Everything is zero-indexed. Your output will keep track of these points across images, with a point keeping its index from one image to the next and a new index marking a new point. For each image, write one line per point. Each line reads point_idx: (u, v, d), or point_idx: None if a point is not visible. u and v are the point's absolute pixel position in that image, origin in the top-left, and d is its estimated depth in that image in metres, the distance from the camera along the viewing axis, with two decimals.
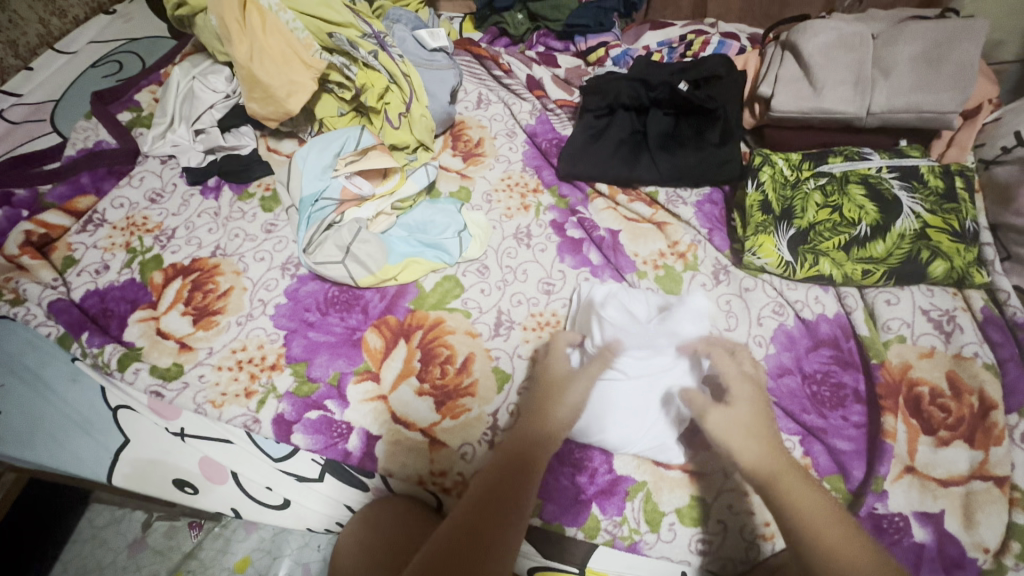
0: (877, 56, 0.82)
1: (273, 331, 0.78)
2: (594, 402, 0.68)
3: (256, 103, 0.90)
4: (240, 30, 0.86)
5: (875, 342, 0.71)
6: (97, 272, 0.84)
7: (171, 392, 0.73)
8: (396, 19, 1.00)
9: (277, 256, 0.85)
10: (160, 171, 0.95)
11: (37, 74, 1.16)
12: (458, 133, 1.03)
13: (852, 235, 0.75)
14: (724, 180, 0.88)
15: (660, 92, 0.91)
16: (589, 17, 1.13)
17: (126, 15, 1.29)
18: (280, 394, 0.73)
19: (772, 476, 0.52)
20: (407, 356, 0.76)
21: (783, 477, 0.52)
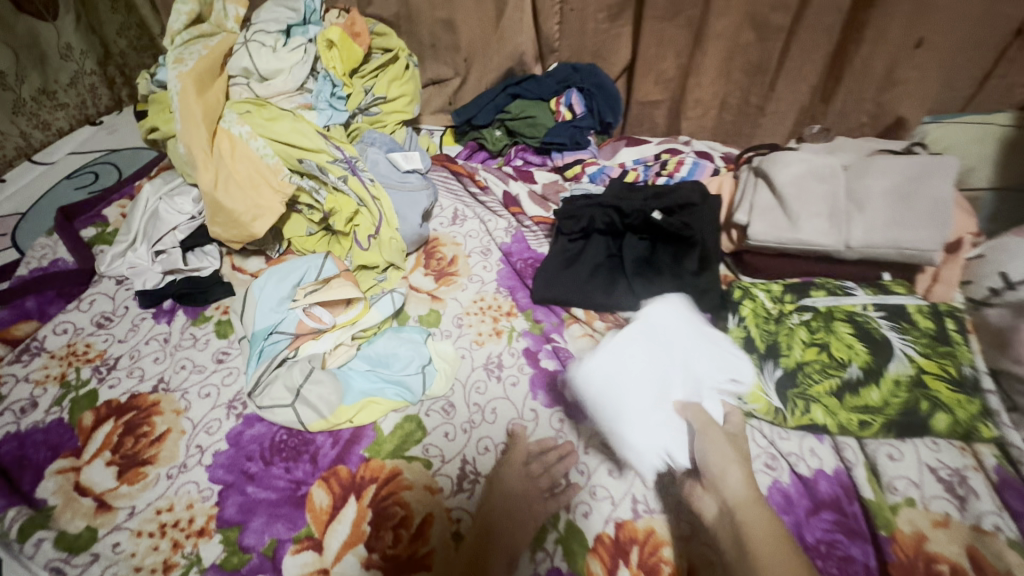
0: (850, 189, 0.80)
1: (207, 486, 0.69)
2: (619, 378, 0.73)
3: (219, 227, 0.87)
4: (207, 157, 0.85)
5: (881, 508, 0.63)
6: (23, 410, 0.76)
7: (76, 568, 0.63)
8: (371, 142, 0.99)
9: (225, 391, 0.79)
10: (113, 293, 0.90)
11: (10, 187, 1.15)
12: (431, 251, 1.00)
13: (842, 379, 0.69)
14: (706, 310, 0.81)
15: (634, 220, 0.89)
16: (565, 136, 1.14)
17: (111, 128, 1.31)
18: (204, 568, 0.63)
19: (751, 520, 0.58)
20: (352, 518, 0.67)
21: (758, 532, 0.57)
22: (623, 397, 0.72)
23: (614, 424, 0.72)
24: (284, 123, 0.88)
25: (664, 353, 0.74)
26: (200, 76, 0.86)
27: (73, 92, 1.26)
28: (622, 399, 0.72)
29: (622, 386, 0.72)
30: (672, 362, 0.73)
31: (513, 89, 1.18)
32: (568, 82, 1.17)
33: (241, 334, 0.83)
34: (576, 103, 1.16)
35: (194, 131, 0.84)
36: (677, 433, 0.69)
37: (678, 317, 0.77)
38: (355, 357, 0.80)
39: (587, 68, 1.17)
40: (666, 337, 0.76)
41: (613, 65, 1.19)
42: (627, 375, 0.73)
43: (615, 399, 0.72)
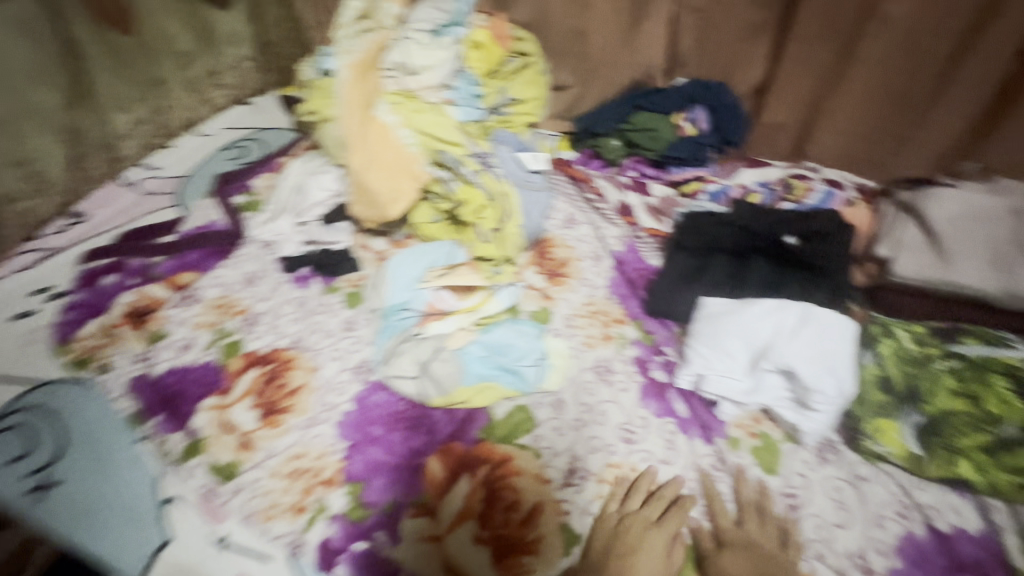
0: (1018, 236, 0.76)
1: (336, 441, 0.75)
2: (718, 329, 0.78)
3: (360, 207, 0.94)
4: (359, 142, 0.91)
5: None
6: (182, 348, 0.85)
7: (224, 494, 0.70)
8: (502, 141, 1.04)
9: (352, 357, 0.85)
10: (258, 256, 0.99)
11: (175, 152, 1.28)
12: (544, 251, 1.02)
13: (996, 436, 0.64)
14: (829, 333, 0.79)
15: (762, 242, 0.88)
16: (686, 151, 1.14)
17: (259, 108, 1.44)
18: (331, 515, 0.68)
19: None
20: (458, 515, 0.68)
21: None
22: (716, 338, 0.77)
23: (700, 358, 0.78)
24: (428, 116, 0.95)
25: (769, 328, 0.75)
26: (363, 67, 0.94)
27: (234, 74, 1.41)
28: (713, 343, 0.77)
29: (716, 335, 0.78)
30: (752, 329, 0.76)
31: (637, 101, 1.19)
32: (696, 97, 1.16)
33: (372, 307, 0.91)
34: (702, 119, 1.16)
35: (353, 117, 0.91)
36: (723, 381, 0.75)
37: (789, 305, 0.76)
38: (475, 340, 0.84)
39: (715, 87, 1.16)
40: (781, 319, 0.75)
41: (743, 84, 1.17)
42: (725, 329, 0.77)
43: (708, 343, 0.78)
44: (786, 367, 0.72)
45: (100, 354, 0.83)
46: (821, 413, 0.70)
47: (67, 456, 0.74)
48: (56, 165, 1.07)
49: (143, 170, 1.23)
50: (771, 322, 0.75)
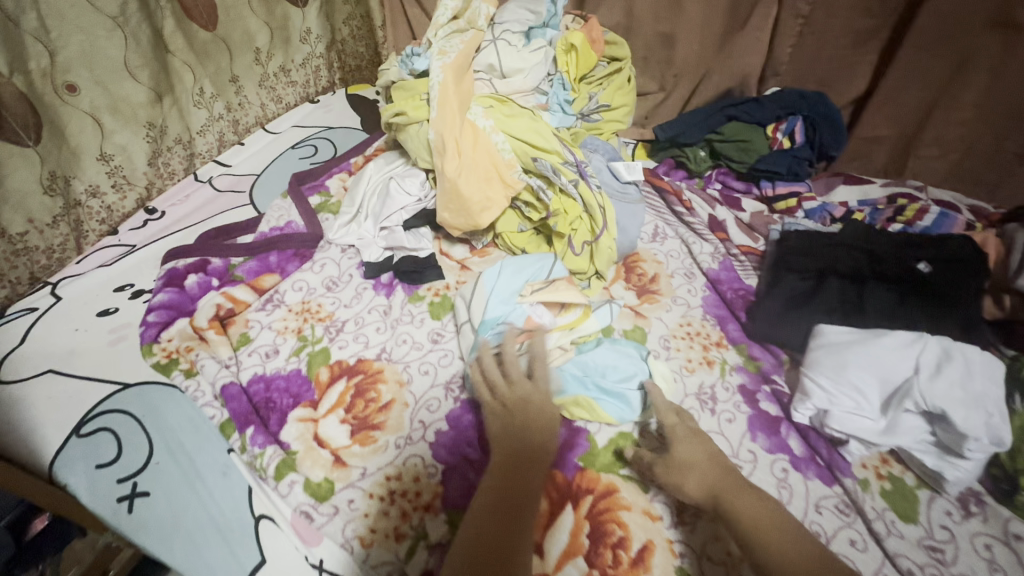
0: None
1: (432, 463, 0.71)
2: (846, 362, 0.71)
3: (448, 213, 0.90)
4: (456, 147, 0.87)
5: None
6: (267, 355, 0.83)
7: (321, 516, 0.66)
8: (594, 148, 0.98)
9: (442, 371, 0.81)
10: (339, 260, 0.97)
11: (246, 150, 1.27)
12: (631, 266, 0.98)
13: None
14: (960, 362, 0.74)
15: (889, 267, 0.81)
16: (782, 165, 1.08)
17: (327, 106, 1.42)
18: (432, 544, 0.64)
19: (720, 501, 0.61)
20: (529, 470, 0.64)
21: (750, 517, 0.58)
22: (845, 371, 0.71)
23: (827, 393, 0.71)
24: (523, 122, 0.91)
25: (905, 362, 0.69)
26: (459, 68, 0.91)
27: (303, 72, 1.39)
28: (842, 377, 0.70)
29: (845, 368, 0.71)
30: (887, 364, 0.70)
31: (729, 110, 1.13)
32: (793, 108, 1.10)
33: (462, 320, 0.85)
34: (798, 130, 1.09)
35: (448, 120, 0.88)
36: (853, 418, 0.68)
37: (926, 339, 0.70)
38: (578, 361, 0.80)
39: (814, 97, 1.09)
40: (919, 353, 0.69)
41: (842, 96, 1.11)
42: (855, 362, 0.71)
43: (837, 376, 0.71)
44: (936, 409, 0.65)
45: (188, 357, 0.82)
46: (974, 463, 0.63)
47: (151, 465, 0.71)
48: (137, 161, 1.06)
49: (216, 167, 1.22)
50: (907, 357, 0.69)
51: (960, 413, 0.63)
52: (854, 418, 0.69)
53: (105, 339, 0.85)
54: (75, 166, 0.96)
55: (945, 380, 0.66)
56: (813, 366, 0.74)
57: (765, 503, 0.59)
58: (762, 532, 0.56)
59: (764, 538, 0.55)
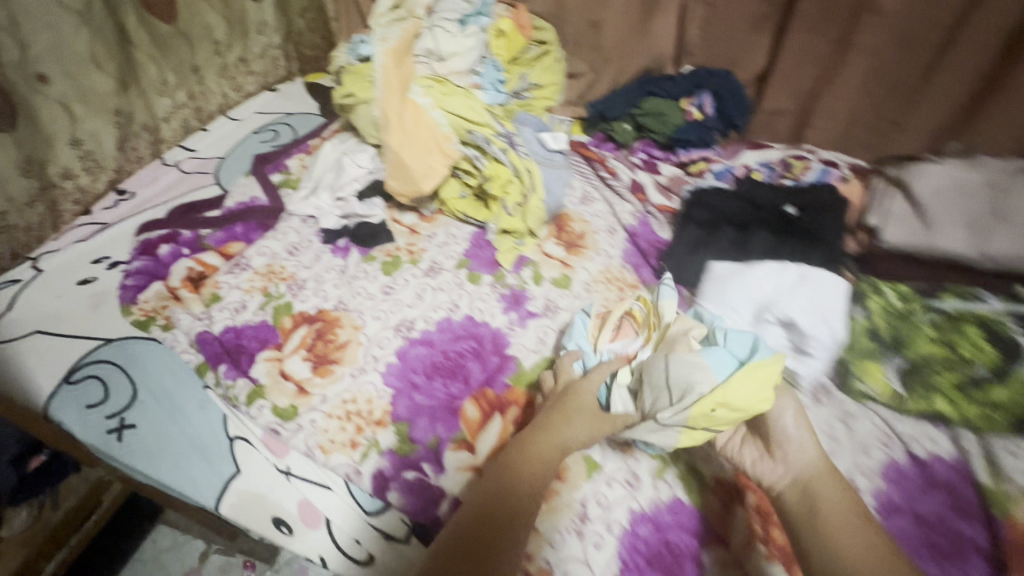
0: (995, 202, 0.83)
1: (382, 387, 0.83)
2: (727, 288, 0.86)
3: (396, 180, 1.02)
4: (398, 122, 0.99)
5: (997, 491, 0.68)
6: (236, 310, 0.94)
7: (287, 431, 0.78)
8: (524, 122, 1.12)
9: (392, 317, 0.93)
10: (300, 229, 1.08)
11: (210, 135, 1.36)
12: (562, 225, 1.10)
13: (970, 374, 0.74)
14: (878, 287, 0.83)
15: (767, 211, 0.96)
16: (693, 134, 1.23)
17: (286, 93, 1.51)
18: (382, 450, 0.77)
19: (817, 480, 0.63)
20: (535, 466, 0.67)
21: (842, 514, 0.60)
22: (724, 296, 0.86)
23: (710, 313, 0.86)
24: (458, 99, 1.03)
25: (769, 284, 0.84)
26: (399, 54, 1.02)
27: (261, 62, 1.48)
28: (722, 300, 0.86)
29: (725, 293, 0.86)
30: (757, 287, 0.84)
31: (648, 87, 1.27)
32: (701, 84, 1.24)
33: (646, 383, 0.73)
34: (706, 104, 1.24)
35: (391, 99, 0.99)
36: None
37: (790, 266, 0.85)
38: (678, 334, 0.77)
39: (720, 75, 1.24)
40: (783, 276, 0.84)
41: (746, 72, 1.25)
42: (732, 287, 0.86)
43: (718, 299, 0.86)
44: (788, 318, 0.80)
45: (164, 314, 0.93)
46: (817, 360, 0.79)
47: (137, 403, 0.82)
48: (106, 146, 1.14)
49: (181, 152, 1.30)
50: (771, 282, 0.84)
51: (806, 320, 0.80)
52: None
53: (86, 303, 0.94)
54: (49, 150, 1.04)
55: (797, 296, 0.81)
56: (701, 295, 0.89)
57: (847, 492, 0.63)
58: (833, 528, 0.59)
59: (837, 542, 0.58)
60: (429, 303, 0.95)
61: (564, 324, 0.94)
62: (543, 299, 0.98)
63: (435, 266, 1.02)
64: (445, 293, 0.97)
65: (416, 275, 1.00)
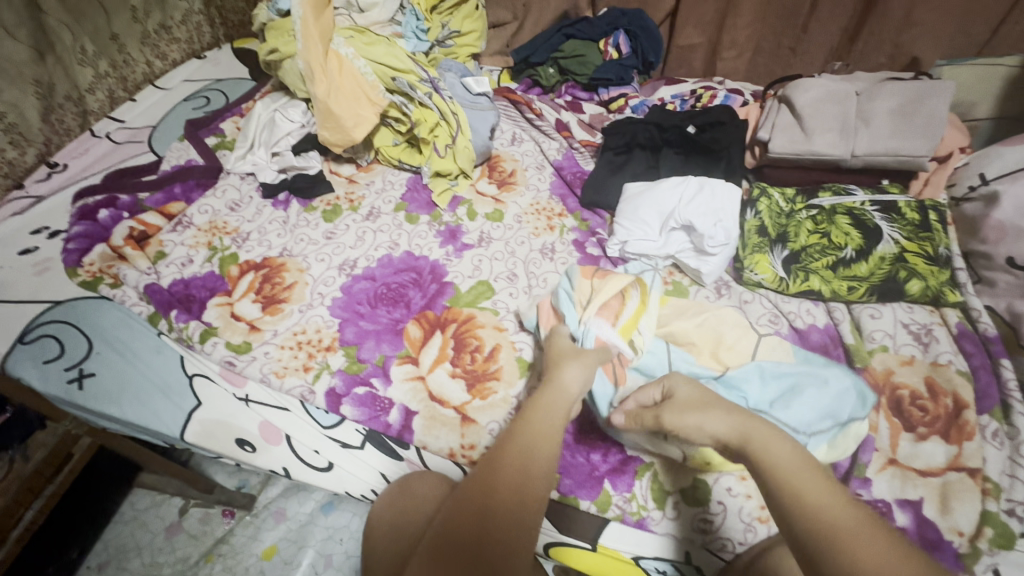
0: (860, 109, 0.95)
1: (329, 318, 0.90)
2: (637, 203, 0.96)
3: (327, 131, 1.06)
4: (322, 72, 1.03)
5: (859, 349, 0.80)
6: (183, 264, 0.98)
7: (241, 362, 0.85)
8: (448, 68, 1.19)
9: (336, 258, 0.99)
10: (239, 186, 1.12)
11: (140, 105, 1.35)
12: (493, 165, 1.16)
13: (840, 257, 0.85)
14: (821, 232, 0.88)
15: (671, 134, 1.06)
16: (612, 73, 1.29)
17: (215, 60, 1.50)
18: (333, 370, 0.84)
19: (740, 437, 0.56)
20: (535, 489, 0.54)
21: (775, 463, 0.52)
22: (634, 211, 0.95)
23: (624, 228, 0.95)
24: (380, 48, 1.07)
25: (672, 196, 0.93)
26: (316, 2, 1.05)
27: (185, 28, 1.45)
28: (633, 215, 0.95)
29: (636, 208, 0.95)
30: (661, 200, 0.94)
31: (567, 30, 1.33)
32: (616, 24, 1.31)
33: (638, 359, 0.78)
34: (623, 43, 1.31)
35: (313, 48, 1.03)
36: (643, 243, 0.93)
37: (690, 178, 0.94)
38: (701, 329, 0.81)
39: (633, 14, 1.31)
40: (686, 189, 0.93)
41: (657, 11, 1.33)
42: (641, 202, 0.95)
43: (630, 214, 0.95)
44: (687, 222, 0.90)
45: (111, 273, 0.96)
46: (718, 257, 0.89)
47: (94, 354, 0.86)
48: (29, 118, 1.14)
49: (111, 123, 1.30)
50: (674, 194, 0.93)
51: (705, 222, 0.89)
52: (640, 241, 0.93)
53: (29, 269, 0.96)
54: None
55: (695, 202, 0.91)
56: (620, 213, 0.97)
57: (798, 446, 0.53)
58: (780, 484, 0.50)
59: (838, 536, 0.45)
60: (370, 243, 1.01)
61: (496, 252, 1.00)
62: (477, 232, 1.03)
63: (375, 211, 1.07)
64: (384, 234, 1.03)
65: (356, 220, 1.06)
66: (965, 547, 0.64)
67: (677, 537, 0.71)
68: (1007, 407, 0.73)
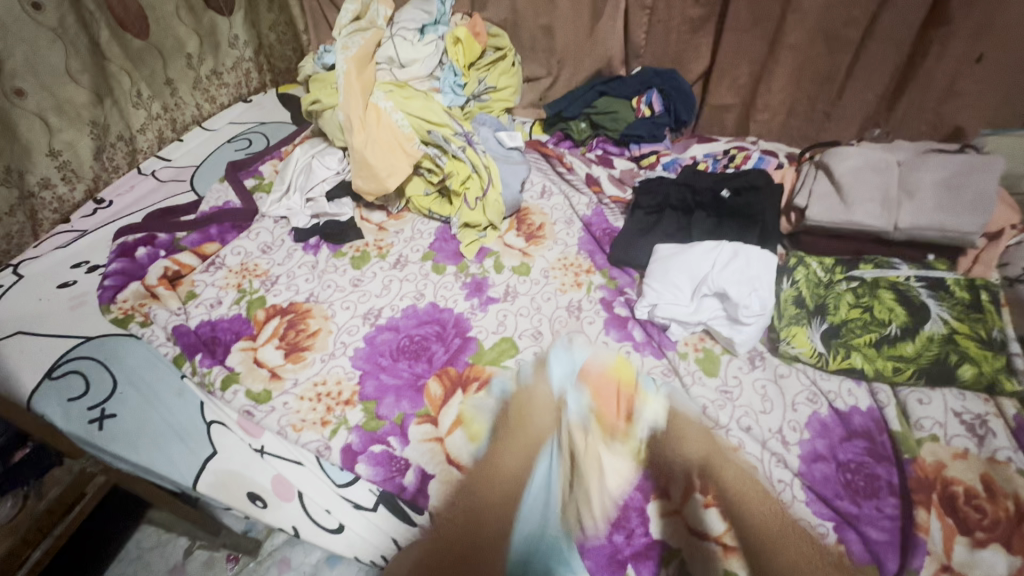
0: (902, 181, 0.92)
1: (350, 369, 0.89)
2: (666, 263, 0.94)
3: (361, 179, 1.08)
4: (361, 124, 1.07)
5: (907, 438, 0.75)
6: (212, 305, 0.99)
7: (260, 413, 0.84)
8: (483, 122, 1.23)
9: (361, 306, 0.99)
10: (272, 229, 1.14)
11: (186, 145, 1.41)
12: (522, 218, 1.15)
13: (883, 334, 0.81)
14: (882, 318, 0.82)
15: (705, 197, 1.04)
16: (644, 130, 1.29)
17: (259, 104, 1.56)
18: (350, 426, 0.82)
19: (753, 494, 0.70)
20: None
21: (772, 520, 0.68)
22: (661, 269, 0.94)
23: (650, 283, 0.94)
24: (418, 102, 1.11)
25: (705, 261, 0.91)
26: (360, 59, 1.13)
27: (234, 74, 1.52)
28: (661, 274, 0.94)
29: (665, 268, 0.94)
30: (694, 263, 0.92)
31: (600, 88, 1.35)
32: (650, 83, 1.32)
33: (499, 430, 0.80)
34: (656, 101, 1.30)
35: (353, 102, 1.08)
36: (673, 308, 0.90)
37: (723, 242, 0.92)
38: (593, 481, 0.75)
39: (667, 73, 1.32)
40: (721, 254, 0.90)
41: (692, 70, 1.34)
42: (670, 264, 0.94)
43: (658, 272, 0.94)
44: (720, 290, 0.87)
45: (142, 311, 0.98)
46: (752, 327, 0.85)
47: (117, 394, 0.86)
48: (83, 156, 1.20)
49: (158, 162, 1.36)
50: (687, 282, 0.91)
51: (742, 291, 0.86)
52: (666, 294, 0.92)
53: (66, 304, 0.99)
54: (27, 161, 1.11)
55: (728, 270, 0.88)
56: (650, 275, 0.95)
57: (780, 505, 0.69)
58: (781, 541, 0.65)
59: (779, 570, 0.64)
60: (396, 292, 1.01)
61: (522, 307, 0.98)
62: (503, 286, 1.02)
63: (403, 259, 1.08)
64: (411, 284, 1.03)
65: (383, 268, 1.06)
66: None
67: None
68: None
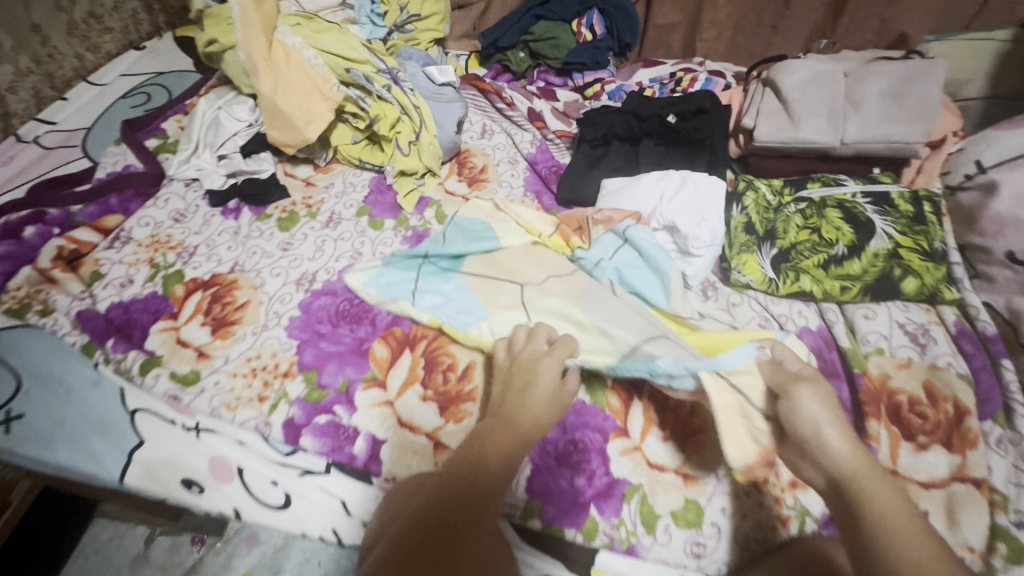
0: (848, 92, 0.89)
1: (287, 340, 0.82)
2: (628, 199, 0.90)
3: (277, 131, 0.97)
4: (266, 65, 0.95)
5: (855, 353, 0.75)
6: (123, 285, 0.89)
7: (187, 396, 0.77)
8: (409, 57, 1.13)
9: (292, 272, 0.90)
10: (184, 193, 1.02)
11: (71, 103, 1.23)
12: (463, 161, 1.07)
13: (830, 255, 0.80)
14: (828, 238, 0.81)
15: (650, 125, 0.99)
16: (586, 56, 1.20)
17: (154, 51, 1.36)
18: (292, 399, 0.77)
19: (851, 474, 0.52)
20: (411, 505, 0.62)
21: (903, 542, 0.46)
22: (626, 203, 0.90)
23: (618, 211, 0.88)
24: (331, 36, 1.00)
25: (657, 193, 0.87)
26: None
27: (117, 16, 1.31)
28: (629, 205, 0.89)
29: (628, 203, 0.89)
30: (642, 197, 0.89)
31: (537, 11, 1.24)
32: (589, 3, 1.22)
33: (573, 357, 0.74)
34: (597, 24, 1.22)
35: (254, 38, 0.95)
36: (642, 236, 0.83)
37: (672, 172, 0.89)
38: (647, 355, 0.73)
39: None
40: (674, 186, 0.87)
41: None
42: (627, 199, 0.90)
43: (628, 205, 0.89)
44: (669, 223, 0.85)
45: (40, 298, 0.86)
46: (702, 260, 0.83)
47: (22, 393, 0.77)
48: None
49: (40, 125, 1.18)
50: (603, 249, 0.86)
51: (694, 221, 0.83)
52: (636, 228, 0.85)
53: None
54: None
55: (677, 202, 0.85)
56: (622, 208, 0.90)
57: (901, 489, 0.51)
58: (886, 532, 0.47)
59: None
60: (330, 254, 0.93)
61: None
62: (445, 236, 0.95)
63: (335, 217, 0.99)
64: (346, 243, 0.95)
65: (314, 228, 0.97)
66: (978, 565, 0.60)
67: (670, 564, 0.66)
68: (1009, 410, 0.70)
